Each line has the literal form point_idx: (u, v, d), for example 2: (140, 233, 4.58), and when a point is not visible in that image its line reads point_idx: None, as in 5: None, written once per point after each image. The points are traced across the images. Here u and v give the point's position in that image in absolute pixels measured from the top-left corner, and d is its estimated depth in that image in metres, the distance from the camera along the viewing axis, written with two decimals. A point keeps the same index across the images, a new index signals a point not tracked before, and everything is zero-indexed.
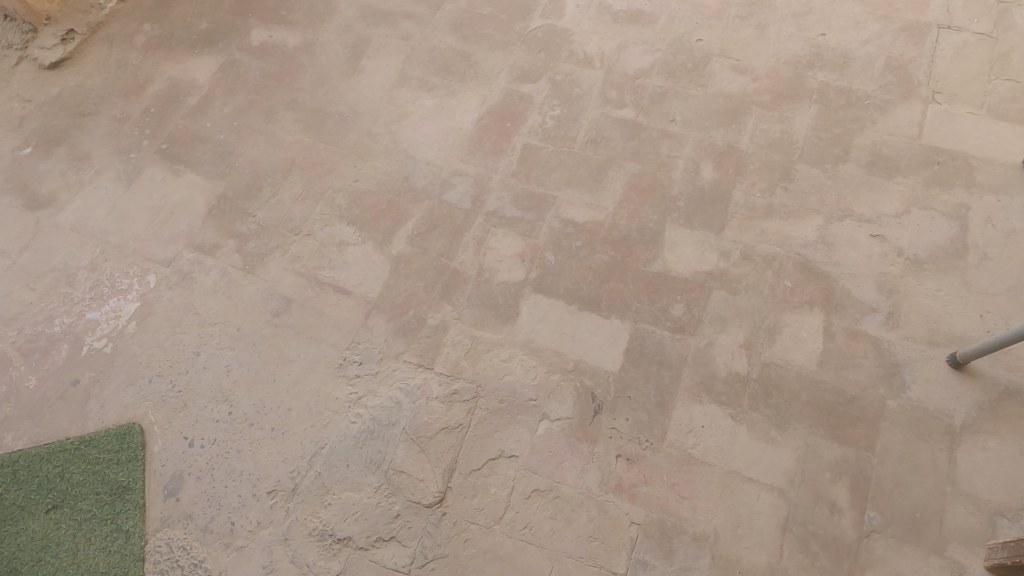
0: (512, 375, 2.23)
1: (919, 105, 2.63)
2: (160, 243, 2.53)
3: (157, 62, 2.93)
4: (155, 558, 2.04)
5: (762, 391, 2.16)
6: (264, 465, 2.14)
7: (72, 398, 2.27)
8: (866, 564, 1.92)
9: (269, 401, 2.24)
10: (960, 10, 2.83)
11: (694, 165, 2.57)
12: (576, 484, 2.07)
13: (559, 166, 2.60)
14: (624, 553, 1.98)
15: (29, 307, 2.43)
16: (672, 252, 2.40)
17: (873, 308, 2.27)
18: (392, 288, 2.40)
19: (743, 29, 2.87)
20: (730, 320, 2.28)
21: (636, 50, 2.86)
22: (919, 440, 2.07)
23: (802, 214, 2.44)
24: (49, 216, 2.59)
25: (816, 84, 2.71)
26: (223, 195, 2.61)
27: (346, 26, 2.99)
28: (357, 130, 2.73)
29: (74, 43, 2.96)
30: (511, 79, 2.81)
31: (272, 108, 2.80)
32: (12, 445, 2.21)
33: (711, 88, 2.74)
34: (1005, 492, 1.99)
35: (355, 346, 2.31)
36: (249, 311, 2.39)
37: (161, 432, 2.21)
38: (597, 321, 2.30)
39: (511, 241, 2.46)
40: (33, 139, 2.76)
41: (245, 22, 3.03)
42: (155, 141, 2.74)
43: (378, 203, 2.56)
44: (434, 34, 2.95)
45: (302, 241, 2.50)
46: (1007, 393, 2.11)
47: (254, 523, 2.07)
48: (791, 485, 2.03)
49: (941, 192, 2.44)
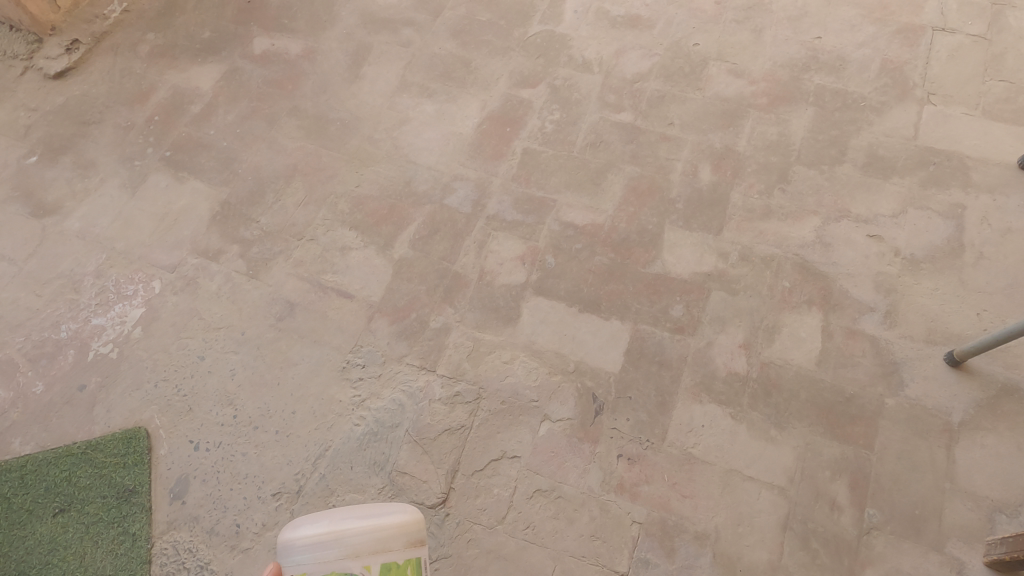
0: (514, 376, 2.25)
1: (914, 106, 2.65)
2: (164, 249, 2.56)
3: (162, 70, 2.97)
4: (162, 561, 2.06)
5: (761, 391, 2.18)
6: (269, 467, 2.17)
7: (79, 403, 2.29)
8: (866, 561, 1.93)
9: (274, 404, 2.26)
10: (954, 12, 2.86)
11: (692, 167, 2.59)
12: (577, 484, 2.09)
13: (559, 169, 2.63)
14: (625, 552, 1.99)
15: (35, 313, 2.46)
16: (671, 253, 2.43)
17: (871, 308, 2.29)
18: (394, 292, 2.42)
19: (739, 33, 2.90)
20: (730, 321, 2.30)
21: (634, 55, 2.89)
22: (917, 437, 2.08)
23: (800, 215, 2.47)
24: (56, 223, 2.63)
25: (812, 87, 2.74)
26: (227, 201, 2.64)
27: (347, 34, 3.03)
28: (359, 136, 2.77)
29: (79, 52, 3.01)
30: (511, 84, 2.84)
31: (275, 115, 2.83)
32: (19, 450, 2.23)
33: (709, 92, 2.77)
34: (1002, 489, 2.00)
35: (358, 349, 2.33)
36: (253, 316, 2.42)
37: (166, 436, 2.24)
38: (597, 323, 2.33)
39: (511, 244, 2.48)
40: (38, 147, 2.79)
41: (247, 31, 3.07)
42: (160, 148, 2.78)
43: (380, 208, 2.59)
44: (434, 40, 2.99)
45: (305, 246, 2.53)
46: (1004, 391, 2.13)
47: (259, 525, 2.09)
48: (791, 483, 2.05)
49: (937, 193, 2.47)
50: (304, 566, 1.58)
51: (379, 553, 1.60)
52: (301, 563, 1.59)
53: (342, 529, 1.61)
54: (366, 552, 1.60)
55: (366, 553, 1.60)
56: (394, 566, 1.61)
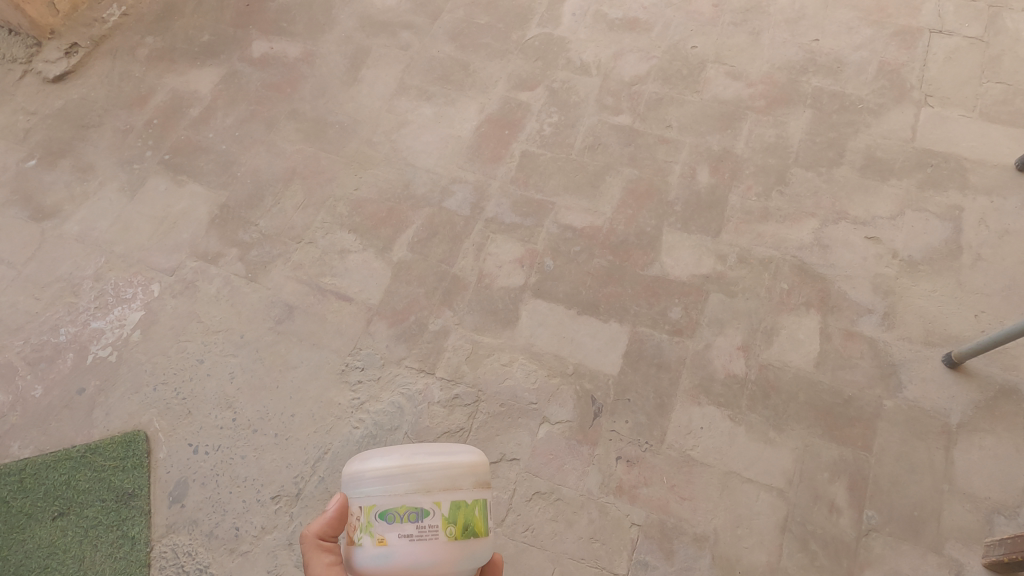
0: (513, 379, 2.25)
1: (911, 108, 2.66)
2: (163, 252, 2.56)
3: (160, 74, 2.98)
4: (161, 564, 2.06)
5: (760, 393, 2.18)
6: (268, 470, 2.17)
7: (78, 406, 2.29)
8: (865, 563, 1.93)
9: (273, 407, 2.27)
10: (951, 15, 2.87)
11: (690, 170, 2.60)
12: (576, 487, 2.09)
13: (557, 172, 2.64)
14: (624, 554, 1.99)
15: (34, 317, 2.46)
16: (670, 256, 2.43)
17: (869, 310, 2.29)
18: (393, 295, 2.43)
19: (737, 35, 2.91)
20: (728, 323, 2.30)
21: (632, 57, 2.89)
22: (915, 439, 2.09)
23: (798, 217, 2.47)
24: (54, 227, 2.63)
25: (810, 89, 2.74)
26: (226, 205, 2.64)
27: (345, 37, 3.04)
28: (357, 139, 2.77)
29: (78, 56, 3.01)
30: (509, 87, 2.85)
31: (274, 118, 2.84)
32: (18, 453, 2.23)
33: (707, 94, 2.77)
34: (1001, 490, 2.00)
35: (357, 352, 2.34)
36: (252, 319, 2.42)
37: (165, 439, 2.24)
38: (596, 326, 2.33)
39: (510, 247, 2.49)
40: (37, 151, 2.79)
41: (246, 34, 3.08)
42: (159, 151, 2.78)
43: (379, 211, 2.60)
44: (432, 43, 2.99)
45: (304, 249, 2.54)
46: (1002, 392, 2.13)
47: (258, 528, 2.09)
48: (790, 485, 2.05)
49: (935, 195, 2.47)
50: (372, 498, 1.34)
51: (450, 491, 1.34)
52: (369, 496, 1.35)
53: (413, 462, 1.35)
54: (437, 487, 1.34)
55: (438, 489, 1.34)
56: (465, 506, 1.35)
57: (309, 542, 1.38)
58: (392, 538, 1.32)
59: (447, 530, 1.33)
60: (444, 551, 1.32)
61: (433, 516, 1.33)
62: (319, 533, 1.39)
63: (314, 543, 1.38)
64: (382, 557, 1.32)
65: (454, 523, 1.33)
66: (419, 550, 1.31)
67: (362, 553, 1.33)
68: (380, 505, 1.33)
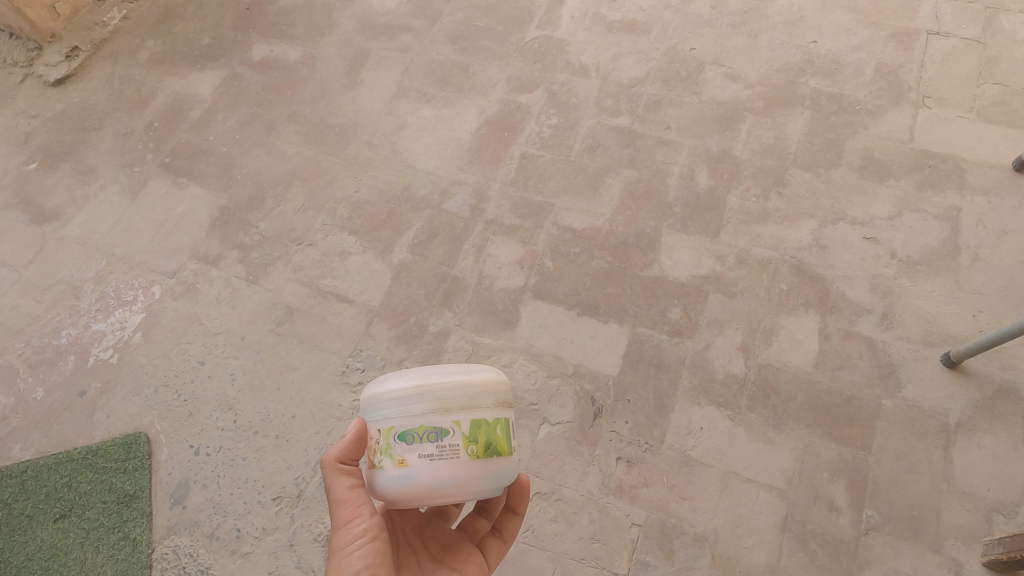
0: (513, 380, 2.26)
1: (909, 110, 2.67)
2: (164, 255, 2.57)
3: (161, 77, 2.99)
4: (161, 566, 2.06)
5: (759, 393, 2.19)
6: (268, 472, 2.17)
7: (79, 408, 2.30)
8: (864, 562, 1.94)
9: (274, 409, 2.27)
10: (948, 16, 2.88)
11: (689, 171, 2.61)
12: (576, 487, 2.10)
13: (556, 173, 2.65)
14: (625, 554, 2.00)
15: (35, 319, 2.46)
16: (669, 257, 2.44)
17: (867, 310, 2.30)
18: (393, 297, 2.43)
19: (735, 37, 2.93)
20: (728, 323, 2.31)
21: (631, 59, 2.91)
22: (914, 439, 2.09)
23: (797, 218, 2.48)
24: (55, 230, 2.64)
25: (808, 91, 2.76)
26: (226, 207, 2.65)
27: (345, 39, 3.05)
28: (357, 141, 2.78)
29: (78, 60, 3.03)
30: (509, 89, 2.86)
31: (274, 121, 2.85)
32: (20, 455, 2.23)
33: (705, 96, 2.78)
34: (1000, 489, 2.01)
35: (357, 354, 2.34)
36: (253, 320, 2.43)
37: (166, 441, 2.24)
38: (596, 327, 2.34)
39: (510, 248, 2.49)
40: (38, 154, 2.80)
41: (246, 37, 3.09)
42: (159, 154, 2.79)
43: (379, 213, 2.61)
44: (432, 46, 3.01)
45: (304, 251, 2.54)
46: (1001, 392, 2.14)
47: (259, 530, 2.09)
48: (790, 485, 2.05)
49: (932, 195, 2.48)
50: (390, 420, 1.32)
51: (469, 410, 1.31)
52: (387, 418, 1.33)
53: (429, 382, 1.32)
54: (455, 407, 1.31)
55: (456, 408, 1.31)
56: (486, 425, 1.32)
57: (330, 466, 1.39)
58: (412, 459, 1.30)
59: (467, 449, 1.30)
60: (466, 470, 1.30)
61: (453, 435, 1.30)
62: (339, 458, 1.39)
63: (334, 468, 1.39)
64: (404, 477, 1.30)
65: (475, 442, 1.30)
66: (440, 470, 1.29)
67: (384, 474, 1.33)
68: (399, 427, 1.32)
